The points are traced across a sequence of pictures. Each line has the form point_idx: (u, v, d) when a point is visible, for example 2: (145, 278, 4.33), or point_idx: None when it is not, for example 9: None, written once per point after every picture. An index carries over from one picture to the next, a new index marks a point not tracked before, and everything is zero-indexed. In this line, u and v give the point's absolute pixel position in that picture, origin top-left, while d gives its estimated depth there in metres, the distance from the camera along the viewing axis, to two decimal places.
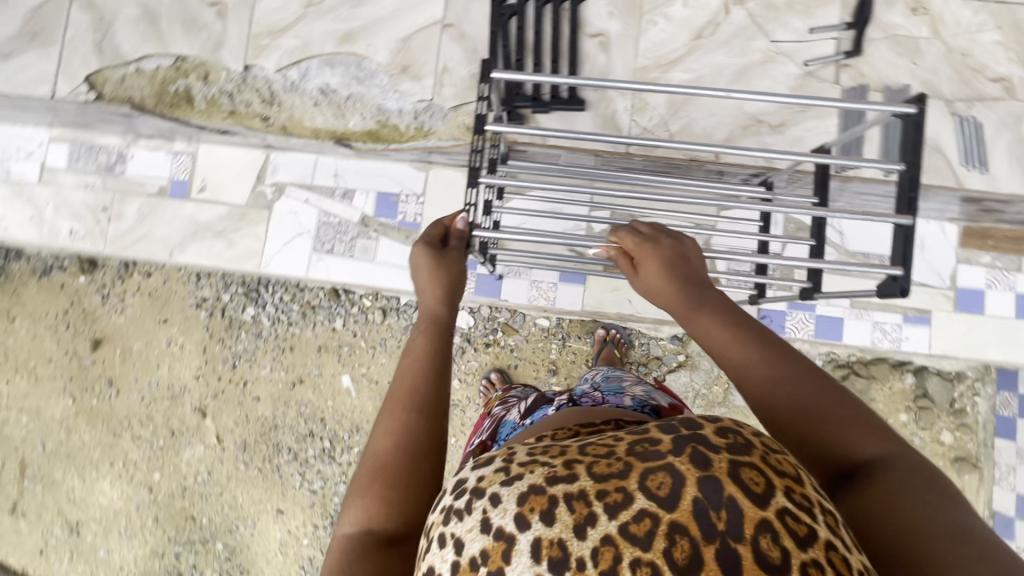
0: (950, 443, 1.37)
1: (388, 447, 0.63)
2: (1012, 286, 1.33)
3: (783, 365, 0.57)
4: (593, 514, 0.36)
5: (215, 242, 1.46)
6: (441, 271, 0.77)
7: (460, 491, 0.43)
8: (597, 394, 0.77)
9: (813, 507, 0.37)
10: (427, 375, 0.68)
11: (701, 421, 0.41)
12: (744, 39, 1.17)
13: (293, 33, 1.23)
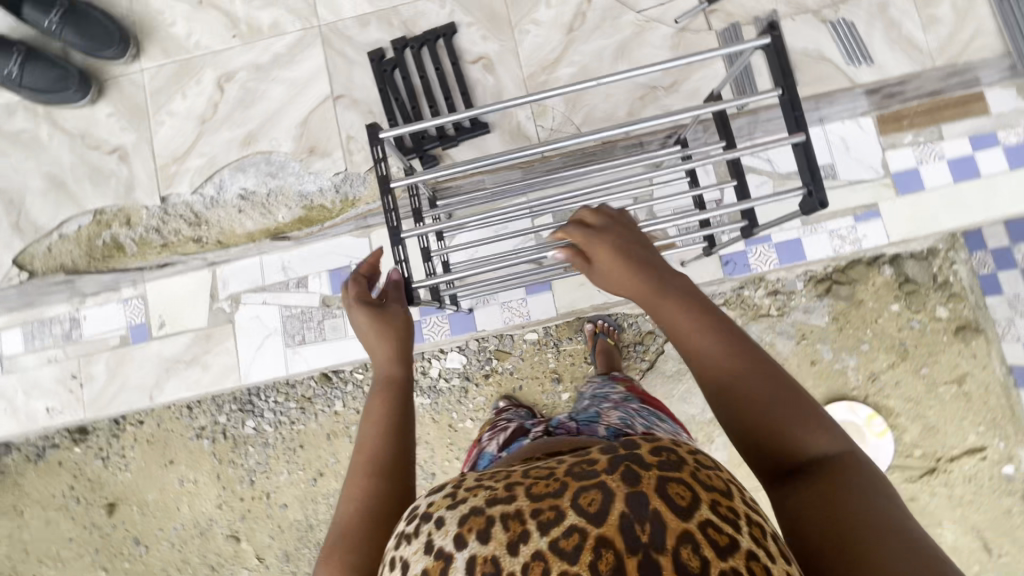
0: (947, 316, 1.52)
1: (353, 507, 0.66)
2: (941, 155, 1.36)
3: (741, 353, 0.63)
4: (527, 531, 0.40)
5: (190, 371, 1.45)
6: (385, 325, 0.83)
7: (413, 516, 0.48)
8: (571, 424, 0.89)
9: (737, 519, 0.42)
10: (383, 430, 0.74)
11: (640, 444, 0.47)
12: (612, 19, 1.22)
13: (198, 152, 1.26)
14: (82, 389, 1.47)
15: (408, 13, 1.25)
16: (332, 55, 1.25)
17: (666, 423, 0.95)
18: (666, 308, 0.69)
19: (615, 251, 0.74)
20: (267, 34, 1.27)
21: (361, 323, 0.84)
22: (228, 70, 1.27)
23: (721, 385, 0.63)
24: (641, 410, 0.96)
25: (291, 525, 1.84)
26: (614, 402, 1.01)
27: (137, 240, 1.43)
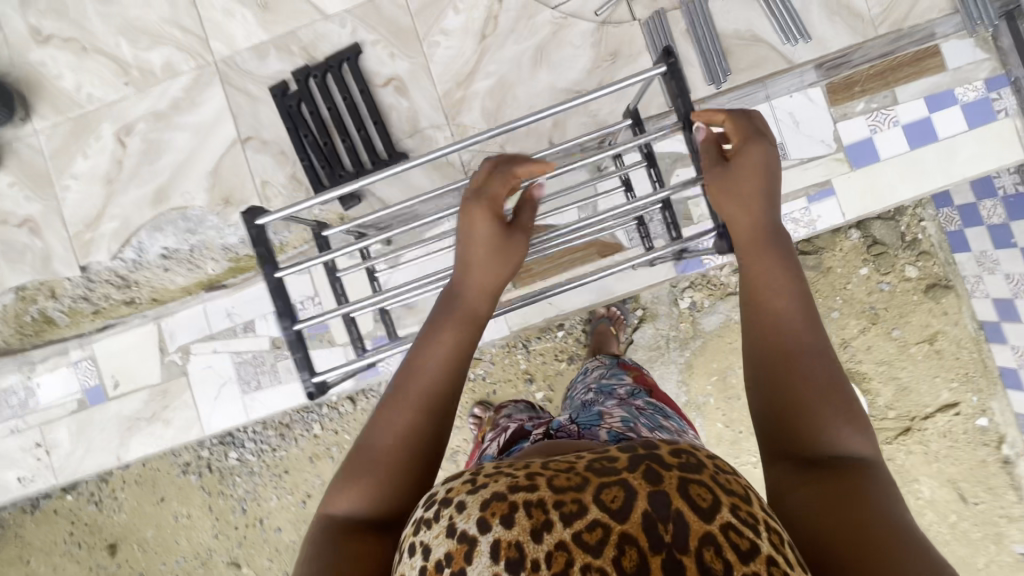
0: (916, 275, 1.52)
1: (390, 437, 0.64)
2: (896, 121, 1.29)
3: (805, 316, 0.67)
4: (549, 521, 0.37)
5: (153, 428, 1.44)
6: (484, 245, 0.77)
7: (428, 501, 0.43)
8: (573, 427, 0.75)
9: (760, 526, 0.38)
10: (450, 370, 0.70)
11: (659, 445, 0.43)
12: (526, 21, 1.11)
13: (109, 214, 1.19)
14: (50, 456, 1.46)
15: (308, 38, 1.14)
16: (234, 93, 1.16)
17: (672, 425, 0.85)
18: (753, 251, 0.75)
19: (758, 160, 0.79)
20: (161, 77, 1.17)
21: (482, 220, 0.77)
22: (127, 122, 1.18)
23: (778, 335, 0.66)
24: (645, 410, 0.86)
25: (286, 547, 1.87)
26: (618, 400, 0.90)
27: (65, 311, 1.36)
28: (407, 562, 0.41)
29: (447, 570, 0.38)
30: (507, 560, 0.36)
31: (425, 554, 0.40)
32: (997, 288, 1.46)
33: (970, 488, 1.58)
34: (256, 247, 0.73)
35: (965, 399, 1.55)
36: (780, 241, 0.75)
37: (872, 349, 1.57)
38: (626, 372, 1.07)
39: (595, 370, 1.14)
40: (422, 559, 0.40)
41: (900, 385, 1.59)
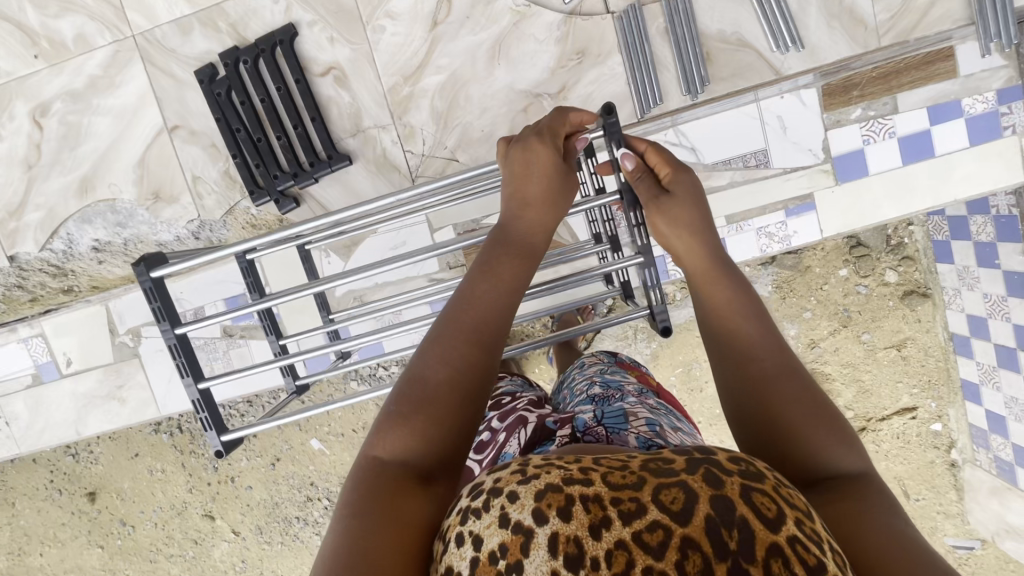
0: (897, 280, 1.33)
1: (443, 375, 0.61)
2: (892, 132, 1.18)
3: (775, 341, 0.63)
4: (608, 518, 0.40)
5: (109, 405, 1.41)
6: (547, 179, 0.76)
7: (476, 491, 0.47)
8: (600, 430, 0.68)
9: (822, 543, 0.40)
10: (506, 308, 0.67)
11: (715, 450, 0.45)
12: (484, 6, 1.09)
13: (33, 204, 1.18)
14: (11, 427, 1.46)
15: (237, 12, 1.08)
16: (156, 73, 1.10)
17: (684, 426, 0.77)
18: (710, 284, 0.69)
19: (698, 192, 0.76)
20: (76, 50, 1.11)
21: (536, 155, 0.77)
22: (41, 102, 1.13)
23: (753, 363, 0.62)
24: (661, 409, 0.77)
25: (260, 504, 1.59)
26: (632, 393, 0.80)
27: (1, 297, 1.33)
28: (457, 551, 0.45)
29: (503, 561, 0.41)
30: (565, 556, 0.40)
31: (476, 546, 0.43)
32: (973, 303, 1.26)
33: (914, 487, 1.41)
34: (153, 301, 0.78)
35: (923, 404, 1.38)
36: (732, 272, 0.70)
37: (838, 351, 1.37)
38: (626, 372, 0.91)
39: (588, 360, 0.97)
40: (473, 551, 0.43)
41: (860, 388, 1.38)
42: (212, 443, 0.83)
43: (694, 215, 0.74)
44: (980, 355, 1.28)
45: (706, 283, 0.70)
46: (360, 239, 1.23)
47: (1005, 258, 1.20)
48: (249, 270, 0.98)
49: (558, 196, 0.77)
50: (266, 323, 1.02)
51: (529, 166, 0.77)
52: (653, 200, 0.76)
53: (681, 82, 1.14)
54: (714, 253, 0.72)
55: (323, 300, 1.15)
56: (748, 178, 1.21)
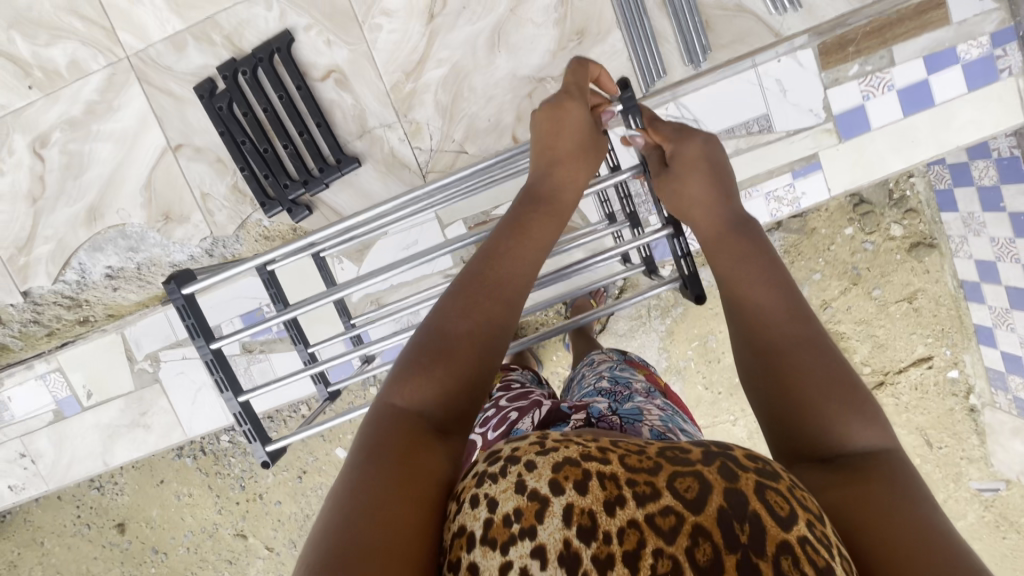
0: (903, 234, 1.34)
1: (464, 329, 0.62)
2: (890, 85, 1.19)
3: (791, 307, 0.63)
4: (623, 497, 0.41)
5: (133, 432, 1.40)
6: (577, 136, 0.77)
7: (493, 457, 0.47)
8: (614, 419, 0.67)
9: (831, 547, 0.40)
10: (526, 270, 0.68)
11: (733, 446, 0.46)
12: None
13: (42, 236, 1.19)
14: (36, 464, 1.44)
15: (230, 24, 1.09)
16: (154, 94, 1.11)
17: (691, 427, 0.74)
18: (722, 247, 0.71)
19: (709, 157, 0.75)
20: (69, 77, 1.12)
21: (569, 113, 0.77)
22: (41, 132, 1.14)
23: (766, 335, 0.62)
24: (670, 408, 0.75)
25: (290, 519, 1.56)
26: (641, 392, 0.79)
27: (17, 335, 1.32)
28: (471, 512, 0.44)
29: (518, 524, 0.41)
30: (579, 528, 0.40)
31: (490, 508, 0.43)
32: (980, 249, 1.27)
33: (936, 435, 1.43)
34: (186, 318, 0.81)
35: (938, 353, 1.38)
36: (744, 233, 0.71)
37: (851, 309, 1.38)
38: (635, 368, 0.89)
39: (598, 358, 0.96)
40: (488, 512, 0.43)
41: (876, 343, 1.39)
42: (259, 454, 0.86)
43: (704, 185, 0.74)
44: (991, 298, 1.30)
45: (717, 247, 0.71)
46: (372, 241, 1.23)
47: (1010, 200, 1.20)
48: (270, 281, 0.98)
49: (585, 152, 0.77)
50: (292, 333, 1.03)
51: (559, 123, 0.77)
52: (662, 173, 0.79)
53: (682, 53, 1.15)
54: (731, 217, 0.73)
55: (343, 306, 1.13)
56: (752, 143, 1.21)
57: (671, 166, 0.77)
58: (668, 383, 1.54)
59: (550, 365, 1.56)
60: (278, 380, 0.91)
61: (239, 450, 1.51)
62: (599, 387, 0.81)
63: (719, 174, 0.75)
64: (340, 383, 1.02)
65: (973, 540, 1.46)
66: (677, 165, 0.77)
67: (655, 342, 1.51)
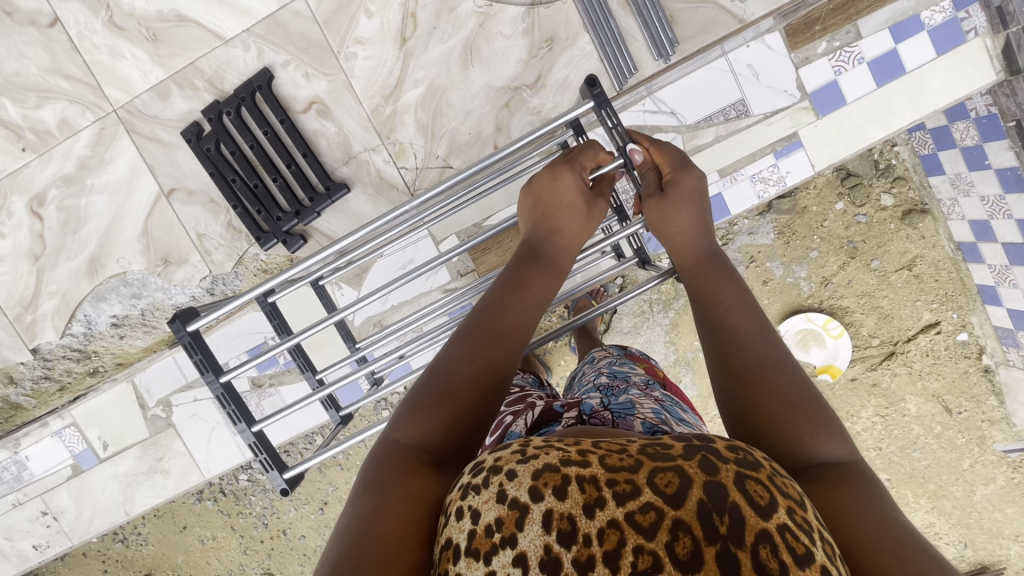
0: (894, 203, 1.34)
1: (465, 373, 0.64)
2: (860, 58, 1.21)
3: (762, 331, 0.66)
4: (602, 498, 0.41)
5: (153, 478, 1.41)
6: (577, 206, 0.81)
7: (476, 470, 0.49)
8: (606, 414, 0.68)
9: (812, 532, 0.42)
10: (520, 312, 0.71)
11: (713, 439, 0.47)
12: (448, 14, 1.12)
13: (46, 292, 1.22)
14: (59, 521, 1.44)
15: (210, 67, 1.12)
16: (143, 142, 1.14)
17: (691, 418, 0.75)
18: (703, 272, 0.75)
19: (700, 190, 0.79)
20: (60, 135, 1.15)
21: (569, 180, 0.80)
22: (37, 192, 1.17)
23: (740, 354, 0.64)
24: (668, 400, 0.76)
25: (317, 552, 1.55)
26: (640, 384, 0.79)
27: (29, 393, 1.34)
28: (457, 525, 0.46)
29: (498, 534, 0.42)
30: (559, 532, 0.41)
31: (473, 520, 0.45)
32: (972, 209, 1.28)
33: (954, 401, 1.41)
34: (194, 354, 0.82)
35: (945, 318, 1.37)
36: (724, 263, 0.75)
37: (852, 284, 1.37)
38: (634, 362, 0.90)
39: (598, 355, 0.96)
40: (471, 524, 0.45)
41: (881, 314, 1.38)
42: (277, 482, 0.87)
43: (691, 216, 0.78)
44: (991, 257, 1.29)
45: (699, 276, 0.74)
46: (369, 264, 1.24)
47: (994, 157, 1.22)
48: (273, 312, 0.98)
49: (584, 221, 0.82)
50: (299, 360, 1.03)
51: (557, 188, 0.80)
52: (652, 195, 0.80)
53: (652, 49, 1.17)
54: (710, 249, 0.77)
55: (347, 331, 1.13)
56: (732, 128, 1.23)
57: (667, 189, 0.79)
58: (678, 376, 1.54)
59: (558, 370, 1.56)
60: (283, 411, 0.92)
61: (259, 488, 1.51)
62: (597, 382, 0.82)
63: (701, 207, 0.79)
64: (352, 407, 1.02)
65: (1006, 503, 1.44)
66: (672, 191, 0.79)
67: (660, 336, 1.51)
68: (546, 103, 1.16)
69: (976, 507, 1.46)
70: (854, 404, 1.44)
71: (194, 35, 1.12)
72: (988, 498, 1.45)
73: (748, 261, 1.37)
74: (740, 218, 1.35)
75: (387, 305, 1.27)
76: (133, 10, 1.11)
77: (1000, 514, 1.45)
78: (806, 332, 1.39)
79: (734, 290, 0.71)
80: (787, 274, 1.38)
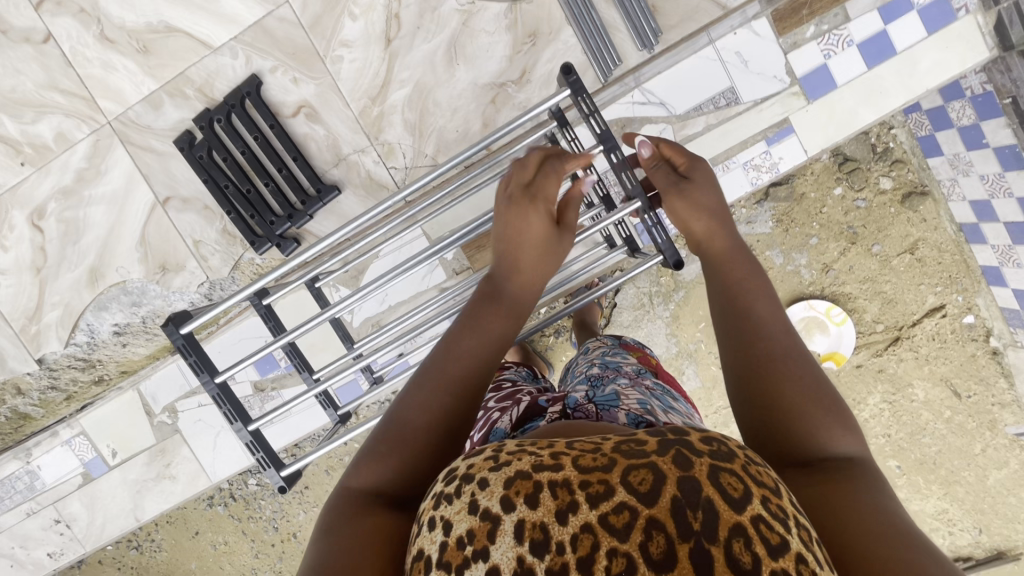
0: (893, 185, 1.33)
1: (417, 419, 0.64)
2: (849, 41, 1.20)
3: (781, 323, 0.66)
4: (575, 501, 0.41)
5: (162, 484, 1.43)
6: (529, 237, 0.79)
7: (450, 478, 0.49)
8: (590, 407, 0.68)
9: (787, 520, 0.42)
10: (482, 350, 0.71)
11: (687, 431, 0.47)
12: (431, 14, 1.13)
13: (49, 303, 1.24)
14: (72, 529, 1.47)
15: (200, 76, 1.14)
16: (138, 152, 1.16)
17: (682, 406, 0.76)
18: (719, 264, 0.74)
19: (716, 185, 0.80)
20: (57, 149, 1.17)
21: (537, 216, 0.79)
22: (38, 205, 1.20)
23: (761, 345, 0.64)
24: (658, 389, 0.76)
25: None
26: (630, 373, 0.80)
27: (37, 403, 1.37)
28: (429, 535, 0.46)
29: (470, 546, 0.43)
30: (531, 542, 0.41)
31: (446, 531, 0.45)
32: (972, 189, 1.26)
33: (963, 384, 1.39)
34: (188, 355, 0.84)
35: (949, 300, 1.36)
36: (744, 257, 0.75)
37: (852, 270, 1.36)
38: (628, 352, 0.90)
39: (593, 345, 0.96)
40: (444, 536, 0.45)
41: (884, 299, 1.37)
42: (274, 478, 0.88)
43: (711, 206, 0.77)
44: (994, 238, 1.28)
45: (718, 266, 0.74)
46: (365, 265, 1.26)
47: (992, 135, 1.20)
48: (267, 314, 1.00)
49: (551, 248, 0.80)
50: (296, 360, 1.04)
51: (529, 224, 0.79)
52: (672, 185, 0.79)
53: (636, 40, 1.18)
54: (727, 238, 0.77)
55: (345, 332, 1.14)
56: (722, 117, 1.22)
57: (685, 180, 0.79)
58: (681, 368, 1.53)
59: (560, 366, 1.55)
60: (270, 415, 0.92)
61: (267, 492, 1.52)
62: (588, 374, 0.82)
63: (719, 200, 0.79)
64: (351, 406, 1.03)
65: (1021, 487, 1.41)
66: (692, 183, 0.79)
67: (661, 329, 1.51)
68: (532, 98, 1.16)
69: (990, 492, 1.44)
70: (860, 390, 1.43)
71: (183, 45, 1.13)
72: (1002, 482, 1.42)
73: None
74: (737, 207, 1.34)
75: (384, 303, 1.29)
76: (123, 23, 1.13)
77: (1015, 498, 1.43)
78: (808, 320, 1.38)
79: (756, 277, 0.71)
80: (786, 262, 1.37)
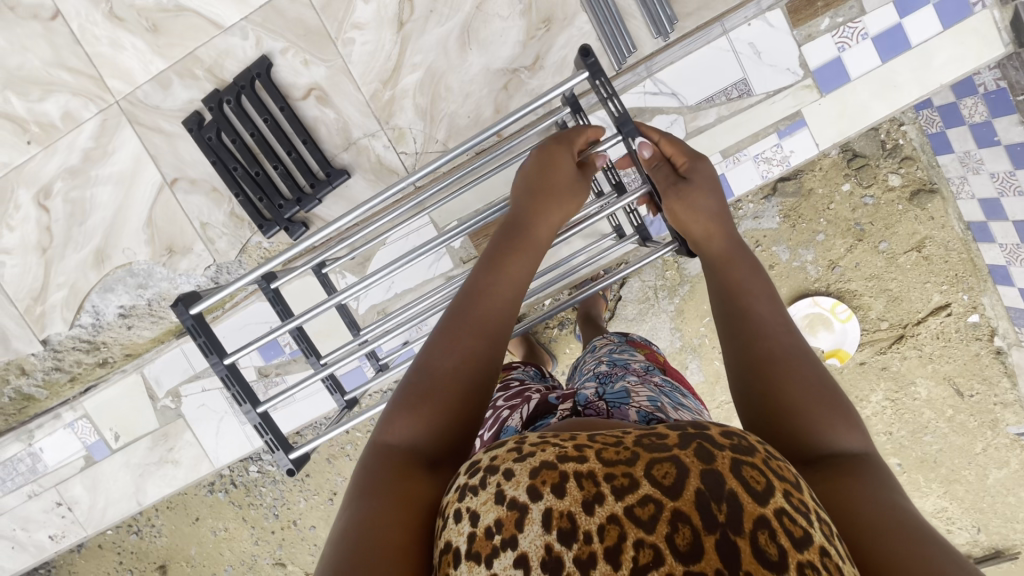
0: (902, 183, 1.32)
1: (449, 364, 0.64)
2: (864, 34, 1.19)
3: (785, 322, 0.65)
4: (601, 494, 0.41)
5: (164, 468, 1.43)
6: (562, 192, 0.80)
7: (472, 470, 0.48)
8: (601, 404, 0.68)
9: (809, 513, 0.42)
10: (508, 302, 0.72)
11: (707, 425, 0.47)
12: None
13: (55, 284, 1.24)
14: (73, 512, 1.47)
15: (210, 57, 1.13)
16: (145, 132, 1.15)
17: (692, 403, 0.75)
18: (728, 260, 0.73)
19: (714, 180, 0.79)
20: (63, 128, 1.16)
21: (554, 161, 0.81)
22: (43, 184, 1.19)
23: (765, 344, 0.63)
24: (668, 386, 0.76)
25: None
26: (638, 371, 0.79)
27: (41, 383, 1.37)
28: (455, 527, 0.46)
29: (498, 536, 0.42)
30: (559, 531, 0.41)
31: (472, 522, 0.44)
32: (982, 187, 1.26)
33: (966, 383, 1.39)
34: (197, 336, 0.83)
35: (955, 299, 1.35)
36: (747, 255, 0.74)
37: (860, 266, 1.35)
38: (635, 349, 0.89)
39: (600, 342, 0.96)
40: (470, 527, 0.44)
41: (890, 297, 1.36)
42: (283, 462, 0.88)
43: (711, 203, 0.77)
44: (1004, 236, 1.27)
45: (723, 266, 0.73)
46: (372, 251, 1.25)
47: (1003, 133, 1.19)
48: (276, 298, 0.99)
49: (569, 190, 0.81)
50: (302, 346, 1.03)
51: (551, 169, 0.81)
52: (671, 186, 0.78)
53: (651, 27, 1.17)
54: (728, 235, 0.76)
55: (352, 319, 1.13)
56: (733, 109, 1.21)
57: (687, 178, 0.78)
58: (684, 363, 1.53)
59: (564, 359, 1.55)
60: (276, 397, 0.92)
61: (269, 479, 1.52)
62: (597, 371, 0.82)
63: (717, 196, 0.78)
64: (359, 390, 1.02)
65: (1020, 487, 1.42)
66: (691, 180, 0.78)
67: (665, 324, 1.50)
68: (544, 84, 1.15)
69: (988, 492, 1.44)
70: (863, 388, 1.43)
71: (193, 24, 1.12)
72: (1001, 482, 1.43)
73: (754, 245, 1.36)
74: (744, 201, 1.34)
75: (390, 291, 1.29)
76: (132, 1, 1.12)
77: (1014, 498, 1.43)
78: (813, 317, 1.38)
79: (756, 279, 0.70)
80: (793, 258, 1.36)
